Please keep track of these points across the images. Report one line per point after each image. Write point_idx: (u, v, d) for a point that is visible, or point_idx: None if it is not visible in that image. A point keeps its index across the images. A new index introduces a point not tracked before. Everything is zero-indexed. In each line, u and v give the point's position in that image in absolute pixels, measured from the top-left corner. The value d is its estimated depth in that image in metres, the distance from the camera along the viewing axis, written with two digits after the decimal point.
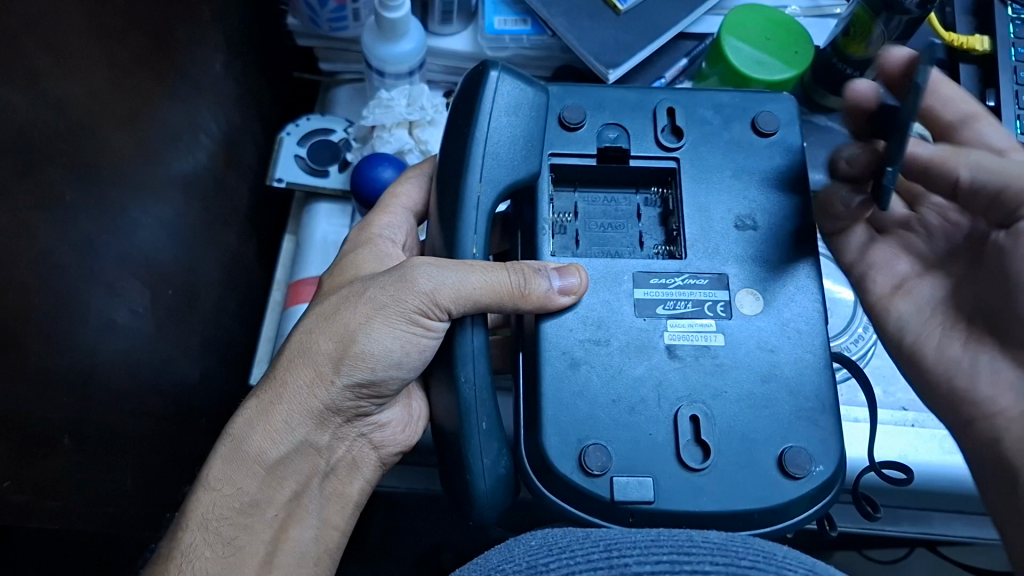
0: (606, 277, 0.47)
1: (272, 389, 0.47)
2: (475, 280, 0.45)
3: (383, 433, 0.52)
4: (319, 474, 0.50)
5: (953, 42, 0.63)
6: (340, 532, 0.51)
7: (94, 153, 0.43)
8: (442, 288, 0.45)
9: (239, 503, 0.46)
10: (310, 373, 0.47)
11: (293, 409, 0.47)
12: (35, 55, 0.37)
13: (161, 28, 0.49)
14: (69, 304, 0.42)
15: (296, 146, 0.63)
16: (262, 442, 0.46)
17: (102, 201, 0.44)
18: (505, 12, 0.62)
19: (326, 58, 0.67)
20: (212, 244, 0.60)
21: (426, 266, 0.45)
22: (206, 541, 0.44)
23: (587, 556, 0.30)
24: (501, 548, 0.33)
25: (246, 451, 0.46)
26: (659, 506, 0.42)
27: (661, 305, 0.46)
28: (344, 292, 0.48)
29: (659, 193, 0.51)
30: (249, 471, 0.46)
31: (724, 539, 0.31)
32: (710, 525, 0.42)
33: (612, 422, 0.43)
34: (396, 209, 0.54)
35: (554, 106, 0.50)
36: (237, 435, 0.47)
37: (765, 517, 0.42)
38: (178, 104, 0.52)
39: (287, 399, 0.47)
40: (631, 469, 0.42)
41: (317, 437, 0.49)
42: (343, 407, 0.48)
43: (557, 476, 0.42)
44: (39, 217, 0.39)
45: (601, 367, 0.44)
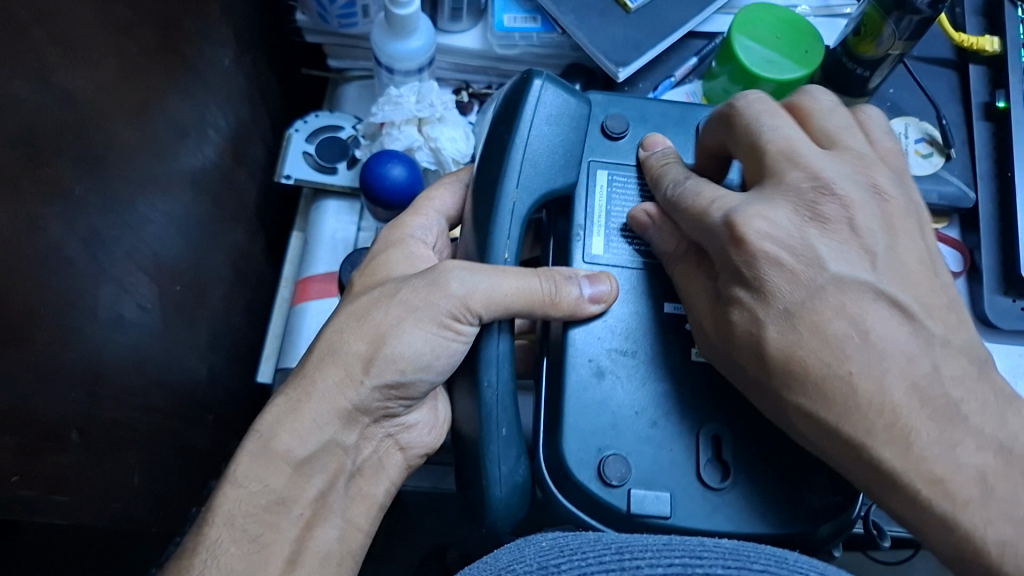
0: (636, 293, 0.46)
1: (300, 387, 0.46)
2: (507, 286, 0.45)
3: (408, 434, 0.52)
4: (343, 474, 0.49)
5: (965, 43, 0.63)
6: (364, 533, 0.49)
7: (101, 148, 0.43)
8: (472, 292, 0.45)
9: (264, 501, 0.44)
10: (339, 373, 0.46)
11: (322, 408, 0.46)
12: (44, 48, 0.37)
13: (170, 24, 0.48)
14: (78, 301, 0.42)
15: (304, 144, 0.63)
16: (289, 441, 0.45)
17: (109, 195, 0.44)
18: (515, 9, 0.62)
19: (334, 55, 0.67)
20: (221, 242, 0.60)
21: (458, 271, 0.46)
22: (230, 536, 0.43)
23: (599, 557, 0.29)
24: (512, 549, 0.33)
25: (273, 449, 0.45)
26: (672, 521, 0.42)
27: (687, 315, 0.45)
28: (374, 293, 0.48)
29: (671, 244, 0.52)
30: (275, 468, 0.45)
31: (735, 543, 0.31)
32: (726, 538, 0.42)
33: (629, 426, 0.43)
34: (428, 211, 0.54)
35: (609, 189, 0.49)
36: (264, 432, 0.45)
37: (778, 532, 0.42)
38: (186, 101, 0.52)
39: (316, 398, 0.46)
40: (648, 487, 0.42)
41: (342, 438, 0.48)
42: (372, 408, 0.48)
43: (574, 483, 0.42)
44: (47, 212, 0.38)
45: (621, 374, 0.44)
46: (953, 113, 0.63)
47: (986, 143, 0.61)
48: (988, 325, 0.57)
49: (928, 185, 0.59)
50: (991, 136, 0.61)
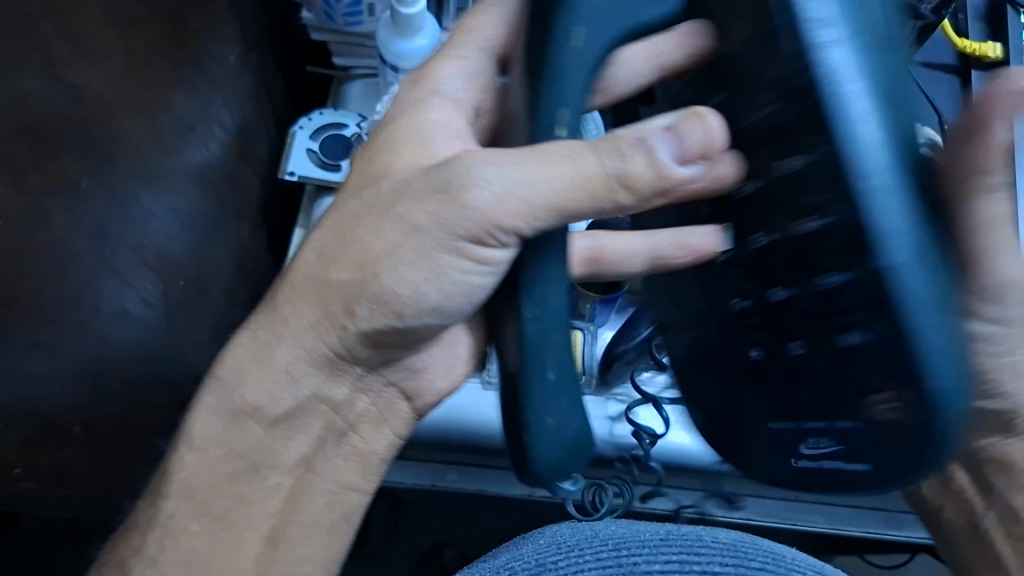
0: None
1: (269, 330, 0.42)
2: (551, 179, 0.33)
3: (417, 381, 0.49)
4: (332, 432, 0.46)
5: (966, 48, 0.64)
6: (358, 492, 0.48)
7: (109, 142, 0.43)
8: (508, 197, 0.34)
9: (229, 470, 0.43)
10: (317, 315, 0.41)
11: (295, 354, 0.42)
12: (52, 42, 0.37)
13: (177, 19, 0.49)
14: (82, 293, 0.42)
15: (308, 141, 0.63)
16: (257, 397, 0.42)
17: (114, 189, 0.44)
18: None
19: (339, 53, 0.67)
20: (224, 237, 0.60)
21: (480, 163, 0.34)
22: (191, 515, 0.42)
23: (596, 554, 0.30)
24: (510, 546, 0.33)
25: (238, 405, 0.42)
26: (916, 434, 0.31)
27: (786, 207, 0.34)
28: (368, 202, 0.38)
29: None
30: (243, 429, 0.43)
31: (732, 540, 0.31)
32: (863, 459, 0.35)
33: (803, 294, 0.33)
34: (466, 51, 0.43)
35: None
36: (227, 385, 0.42)
37: (802, 478, 0.39)
38: (192, 97, 0.52)
39: (287, 342, 0.42)
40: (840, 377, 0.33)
41: (329, 392, 0.45)
42: (360, 356, 0.44)
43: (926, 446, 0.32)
44: (54, 204, 0.39)
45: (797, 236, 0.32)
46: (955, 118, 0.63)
47: None
48: None
49: None
50: None
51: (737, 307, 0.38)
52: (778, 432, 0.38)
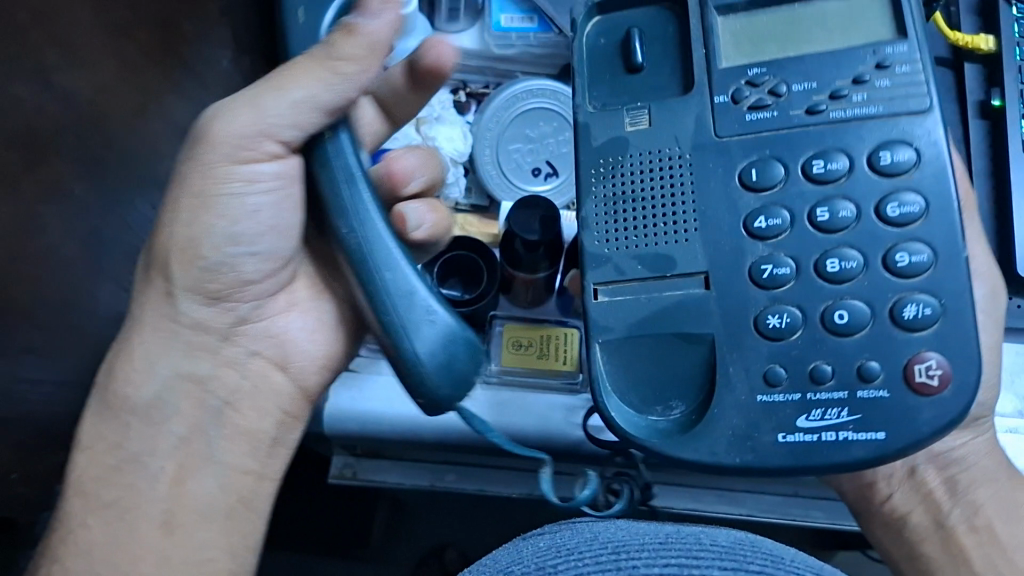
0: (791, 123, 0.41)
1: (123, 332, 0.46)
2: (294, 94, 0.43)
3: (297, 345, 0.51)
4: (206, 410, 0.47)
5: (959, 41, 0.63)
6: (251, 474, 0.48)
7: (107, 151, 0.43)
8: (301, 103, 0.43)
9: (112, 461, 0.44)
10: (160, 304, 0.46)
11: (148, 347, 0.46)
12: (45, 50, 0.37)
13: (169, 24, 0.49)
14: (77, 300, 0.42)
15: None
16: (123, 387, 0.45)
17: (113, 197, 0.44)
18: (511, 9, 0.63)
19: None
20: None
21: (222, 115, 0.44)
22: (90, 514, 0.42)
23: (595, 557, 0.29)
24: (508, 550, 0.33)
25: (111, 402, 0.45)
26: (937, 405, 0.37)
27: (891, 202, 0.39)
28: (197, 187, 0.45)
29: (736, 83, 0.42)
30: (118, 423, 0.45)
31: (732, 542, 0.30)
32: (877, 426, 0.37)
33: (867, 275, 0.39)
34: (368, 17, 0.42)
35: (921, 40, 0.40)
36: (100, 387, 0.45)
37: (789, 455, 0.38)
38: (184, 101, 0.52)
39: (142, 334, 0.46)
40: (890, 346, 0.38)
41: (191, 368, 0.47)
42: (208, 327, 0.48)
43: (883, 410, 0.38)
44: (47, 211, 0.39)
45: (884, 225, 0.39)
46: (948, 112, 0.63)
47: (982, 141, 0.61)
48: None
49: None
50: (987, 134, 0.62)
51: (768, 275, 0.40)
52: (774, 403, 0.39)
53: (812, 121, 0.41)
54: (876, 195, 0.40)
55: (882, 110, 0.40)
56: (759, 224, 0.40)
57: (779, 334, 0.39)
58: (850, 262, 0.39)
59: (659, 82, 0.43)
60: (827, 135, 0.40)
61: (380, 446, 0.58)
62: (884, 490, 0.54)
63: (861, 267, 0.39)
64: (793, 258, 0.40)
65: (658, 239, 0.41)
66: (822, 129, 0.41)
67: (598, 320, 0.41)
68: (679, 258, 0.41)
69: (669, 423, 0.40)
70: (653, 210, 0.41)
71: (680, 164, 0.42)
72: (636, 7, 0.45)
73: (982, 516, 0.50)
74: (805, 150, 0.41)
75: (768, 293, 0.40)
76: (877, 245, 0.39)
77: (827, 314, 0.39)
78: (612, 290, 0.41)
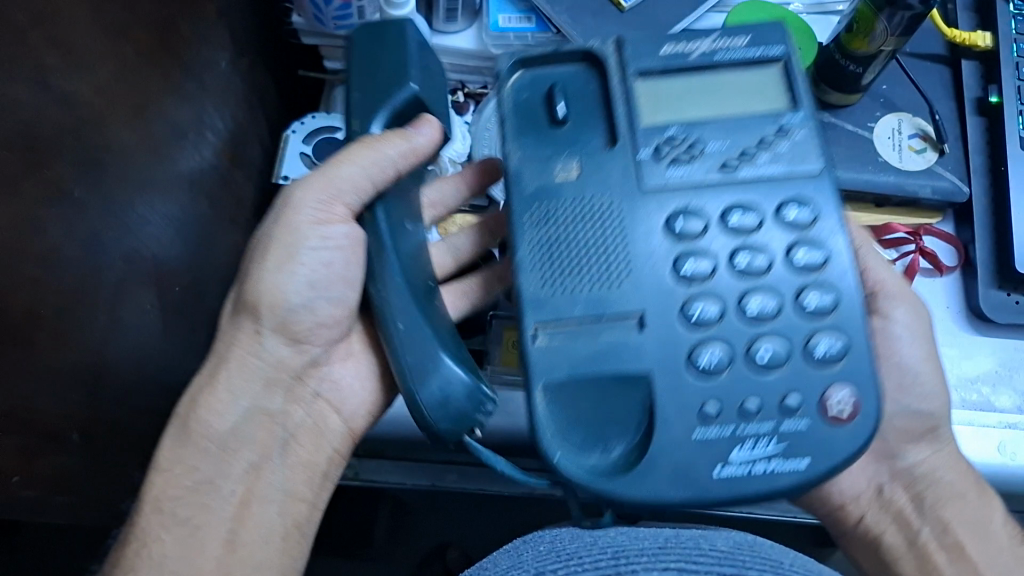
0: (707, 178, 0.46)
1: (212, 362, 0.50)
2: (354, 169, 0.49)
3: (339, 391, 0.54)
4: (278, 442, 0.50)
5: (956, 39, 0.63)
6: (307, 504, 0.51)
7: (101, 150, 0.43)
8: (356, 183, 0.50)
9: (190, 482, 0.46)
10: (247, 338, 0.50)
11: (232, 376, 0.50)
12: (42, 50, 0.37)
13: (166, 26, 0.49)
14: (80, 303, 0.43)
15: (302, 145, 0.63)
16: (207, 416, 0.48)
17: (108, 197, 0.44)
18: (509, 10, 0.64)
19: (331, 56, 0.67)
20: (219, 242, 0.60)
21: (297, 191, 0.50)
22: (161, 524, 0.44)
23: (595, 562, 0.30)
24: (509, 554, 0.33)
25: (192, 429, 0.48)
26: (849, 433, 0.41)
27: (800, 248, 0.45)
28: (277, 247, 0.50)
29: (656, 140, 0.47)
30: (198, 449, 0.47)
31: (731, 546, 0.31)
32: (801, 453, 0.41)
33: (781, 318, 0.44)
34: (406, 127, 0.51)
35: (810, 109, 0.47)
36: (182, 414, 0.48)
37: (726, 488, 0.41)
38: (184, 103, 0.52)
39: (224, 371, 0.50)
40: (805, 380, 0.42)
41: (266, 403, 0.51)
42: (286, 363, 0.52)
43: (815, 440, 0.41)
44: (47, 215, 0.39)
45: (793, 269, 0.45)
46: (946, 109, 0.63)
47: (980, 139, 0.62)
48: (981, 318, 0.58)
49: (923, 179, 0.60)
50: (984, 131, 0.62)
51: (697, 316, 0.44)
52: (709, 438, 0.41)
53: (725, 178, 0.46)
54: (784, 246, 0.45)
55: (783, 169, 0.46)
56: (687, 267, 0.44)
57: (712, 371, 0.43)
58: (766, 305, 0.44)
59: (586, 134, 0.47)
60: (743, 191, 0.46)
61: (380, 444, 0.59)
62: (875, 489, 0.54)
63: (777, 308, 0.44)
64: (718, 303, 0.44)
65: (597, 283, 0.44)
66: (739, 185, 0.46)
67: (542, 361, 0.42)
68: (616, 301, 0.43)
69: (610, 463, 0.42)
70: (592, 255, 0.44)
71: (616, 211, 0.45)
72: (562, 62, 0.48)
73: (971, 516, 0.51)
74: (722, 202, 0.46)
75: (696, 331, 0.43)
76: (789, 287, 0.44)
77: (751, 351, 0.43)
78: (553, 331, 0.43)
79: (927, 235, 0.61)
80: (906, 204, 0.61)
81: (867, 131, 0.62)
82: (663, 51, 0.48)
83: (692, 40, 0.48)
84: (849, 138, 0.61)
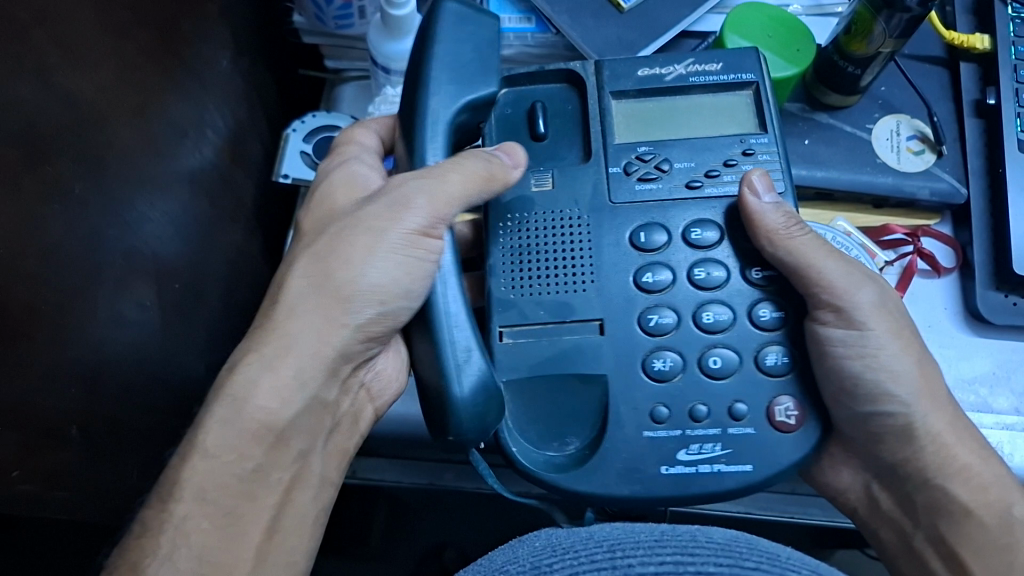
0: (673, 193, 0.50)
1: (275, 345, 0.44)
2: (457, 189, 0.47)
3: (377, 381, 0.54)
4: (325, 431, 0.49)
5: (954, 41, 0.64)
6: (333, 486, 0.50)
7: (102, 147, 0.43)
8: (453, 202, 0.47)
9: (240, 472, 0.43)
10: (317, 324, 0.45)
11: (303, 361, 0.45)
12: (44, 49, 0.37)
13: (168, 24, 0.49)
14: (81, 299, 0.43)
15: (302, 143, 0.64)
16: (268, 402, 0.44)
17: (109, 196, 0.44)
18: (509, 10, 0.64)
19: (331, 55, 0.68)
20: (218, 239, 0.60)
21: (413, 184, 0.47)
22: (203, 513, 0.41)
23: (591, 556, 0.30)
24: (506, 549, 0.33)
25: (248, 415, 0.43)
26: (794, 441, 0.45)
27: (754, 267, 0.49)
28: (360, 244, 0.46)
29: (628, 157, 0.51)
30: (252, 436, 0.43)
31: (727, 541, 0.31)
32: (746, 459, 0.45)
33: (734, 328, 0.48)
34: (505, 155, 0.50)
35: (777, 134, 0.52)
36: (239, 395, 0.43)
37: (674, 485, 0.44)
38: (184, 101, 0.52)
39: (296, 354, 0.45)
40: (752, 390, 0.46)
41: (325, 394, 0.47)
42: (354, 353, 0.48)
43: (759, 442, 0.45)
44: (47, 210, 0.39)
45: (749, 285, 0.49)
46: (944, 110, 0.64)
47: (978, 140, 0.62)
48: (978, 319, 0.58)
49: (922, 181, 0.60)
50: (983, 133, 0.62)
51: (655, 324, 0.48)
52: (659, 438, 0.45)
53: (690, 196, 0.50)
54: (740, 262, 0.49)
55: None
56: (647, 279, 0.49)
57: (663, 376, 0.47)
58: (721, 316, 0.48)
59: (562, 149, 0.52)
60: (704, 207, 0.50)
61: (375, 442, 0.59)
62: (869, 488, 0.54)
63: (731, 320, 0.48)
64: (675, 309, 0.48)
65: (562, 289, 0.48)
66: (701, 202, 0.50)
67: (505, 360, 0.47)
68: (578, 307, 0.48)
69: (565, 457, 0.46)
70: (558, 263, 0.49)
71: (585, 224, 0.50)
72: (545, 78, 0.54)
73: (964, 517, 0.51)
74: (687, 217, 0.50)
75: (653, 339, 0.47)
76: (743, 302, 0.48)
77: (703, 359, 0.47)
78: (515, 333, 0.48)
79: (925, 236, 0.61)
80: (903, 205, 0.61)
81: (865, 133, 0.62)
82: (641, 72, 0.54)
83: (667, 65, 0.54)
84: (847, 139, 0.62)
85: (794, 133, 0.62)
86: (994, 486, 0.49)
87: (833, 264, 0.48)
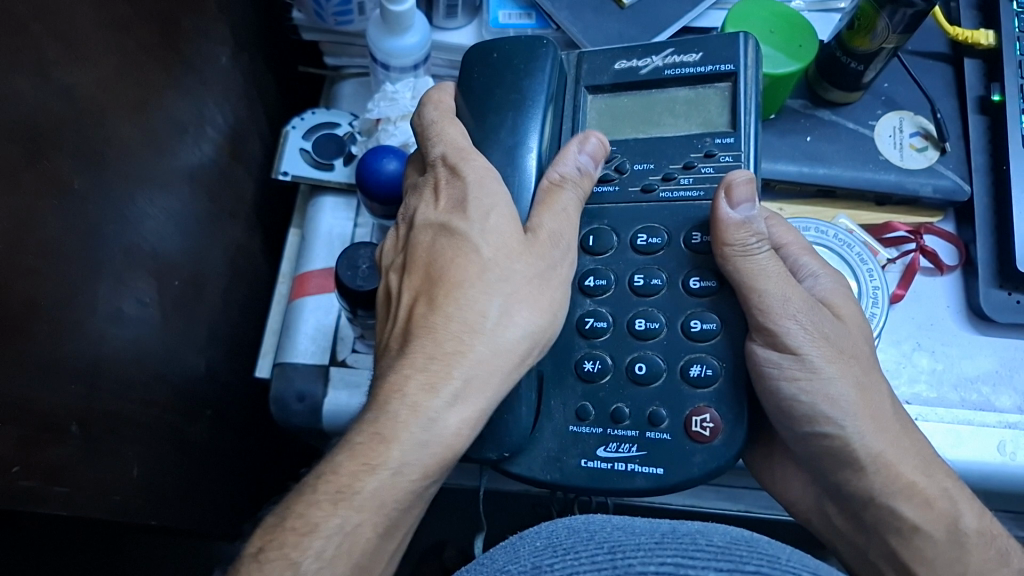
0: (627, 196, 0.51)
1: (467, 384, 0.42)
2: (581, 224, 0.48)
3: None
4: None
5: (960, 37, 0.63)
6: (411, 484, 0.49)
7: (101, 142, 0.43)
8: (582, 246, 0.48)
9: (410, 492, 0.42)
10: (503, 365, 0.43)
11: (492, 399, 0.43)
12: (43, 44, 0.37)
13: (166, 20, 0.49)
14: (79, 297, 0.43)
15: (301, 141, 0.63)
16: (456, 433, 0.42)
17: (109, 190, 0.44)
18: (509, 6, 0.64)
19: (331, 52, 0.67)
20: (217, 235, 0.60)
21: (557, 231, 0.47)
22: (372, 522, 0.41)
23: (592, 556, 0.29)
24: (506, 547, 0.33)
25: (434, 442, 0.41)
26: (708, 452, 0.44)
27: (695, 277, 0.48)
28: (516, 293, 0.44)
29: None
30: (434, 460, 0.42)
31: (729, 543, 0.30)
32: (659, 463, 0.45)
33: (668, 336, 0.47)
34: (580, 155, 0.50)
35: (744, 134, 0.50)
36: (426, 424, 0.41)
37: (588, 478, 0.45)
38: (183, 98, 0.52)
39: (488, 390, 0.43)
40: (675, 398, 0.46)
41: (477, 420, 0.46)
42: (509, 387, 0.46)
43: (675, 450, 0.45)
44: (46, 206, 0.39)
45: (687, 295, 0.48)
46: (948, 107, 0.63)
47: (982, 138, 0.61)
48: (981, 317, 0.58)
49: (926, 178, 0.59)
50: (987, 130, 0.62)
51: (589, 327, 0.48)
52: (581, 433, 0.46)
53: (645, 199, 0.50)
54: (685, 271, 0.48)
55: (701, 193, 0.49)
56: (588, 283, 0.49)
57: (591, 377, 0.47)
58: (654, 324, 0.48)
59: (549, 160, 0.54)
60: (656, 213, 0.50)
61: None
62: None
63: (663, 328, 0.47)
64: (612, 314, 0.49)
65: None
66: (655, 207, 0.50)
67: None
68: None
69: None
70: None
71: None
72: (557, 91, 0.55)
73: None
74: (637, 223, 0.50)
75: (587, 342, 0.48)
76: (677, 312, 0.48)
77: (629, 365, 0.47)
78: None
79: (928, 234, 0.61)
80: (905, 202, 0.61)
81: (867, 130, 0.61)
82: (616, 66, 0.54)
83: (645, 57, 0.53)
84: (849, 135, 0.61)
85: (796, 130, 0.61)
86: (943, 501, 0.47)
87: (777, 288, 0.45)
